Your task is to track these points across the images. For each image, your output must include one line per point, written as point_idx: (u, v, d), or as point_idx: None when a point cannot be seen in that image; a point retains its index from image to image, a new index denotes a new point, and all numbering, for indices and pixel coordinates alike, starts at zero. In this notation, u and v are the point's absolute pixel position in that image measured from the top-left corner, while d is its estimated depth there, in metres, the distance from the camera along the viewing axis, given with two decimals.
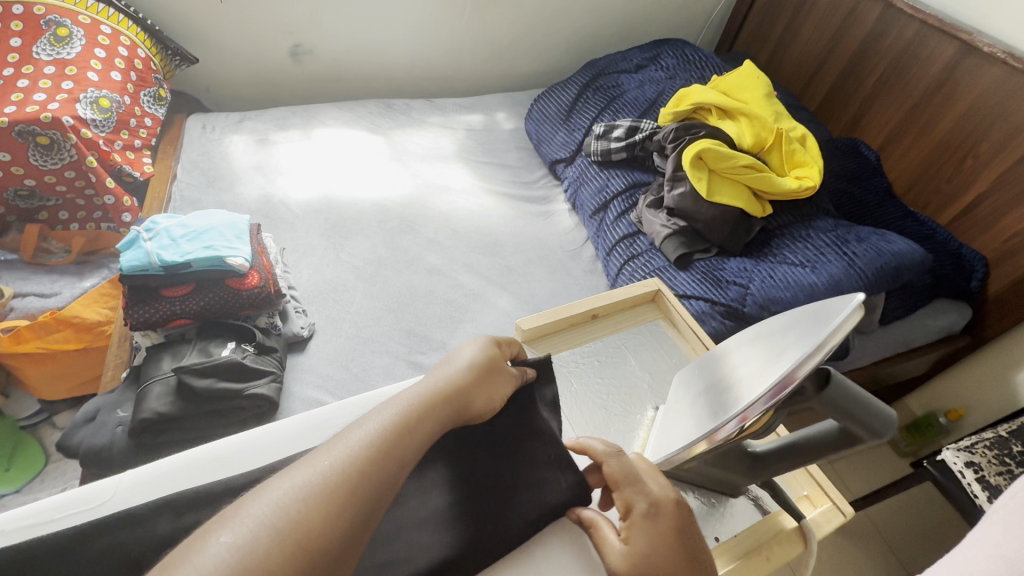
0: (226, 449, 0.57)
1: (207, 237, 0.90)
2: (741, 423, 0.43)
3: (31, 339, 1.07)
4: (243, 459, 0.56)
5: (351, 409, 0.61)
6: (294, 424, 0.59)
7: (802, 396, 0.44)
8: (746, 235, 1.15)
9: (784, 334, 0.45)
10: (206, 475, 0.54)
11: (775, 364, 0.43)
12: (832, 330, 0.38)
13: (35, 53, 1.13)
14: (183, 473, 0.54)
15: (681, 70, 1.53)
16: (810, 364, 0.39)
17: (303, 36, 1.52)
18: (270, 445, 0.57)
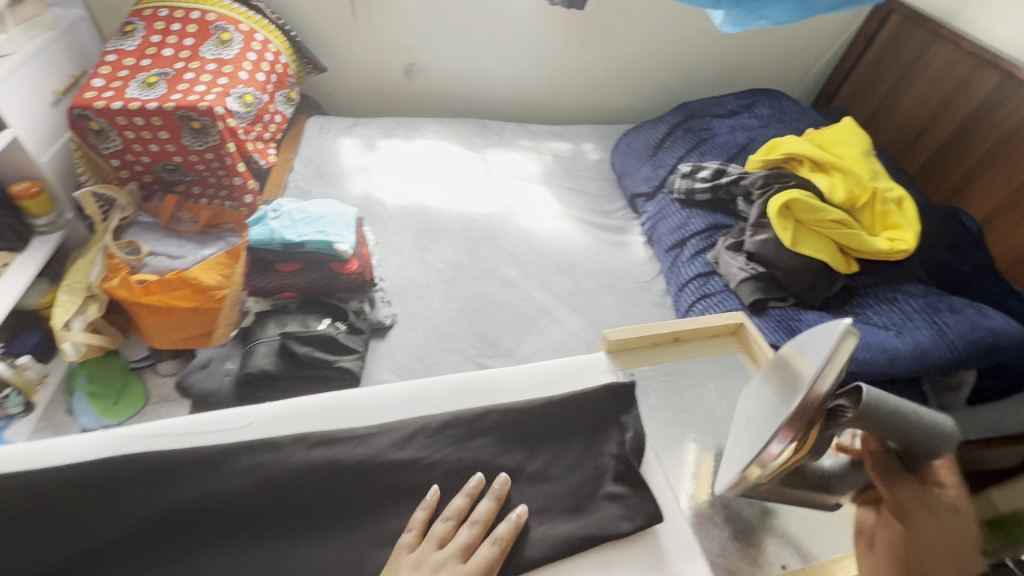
0: (349, 400, 0.73)
1: (321, 223, 1.00)
2: (782, 441, 0.57)
3: (158, 292, 1.23)
4: (359, 413, 0.72)
5: (448, 384, 0.76)
6: (396, 392, 0.75)
7: (841, 418, 0.61)
8: (827, 290, 1.13)
9: (791, 371, 0.63)
10: (330, 419, 0.71)
11: (794, 391, 0.60)
12: (821, 363, 0.57)
13: (202, 51, 1.32)
14: (312, 416, 0.71)
15: (776, 119, 1.53)
16: (819, 385, 0.56)
17: (418, 56, 1.68)
18: (378, 406, 0.73)
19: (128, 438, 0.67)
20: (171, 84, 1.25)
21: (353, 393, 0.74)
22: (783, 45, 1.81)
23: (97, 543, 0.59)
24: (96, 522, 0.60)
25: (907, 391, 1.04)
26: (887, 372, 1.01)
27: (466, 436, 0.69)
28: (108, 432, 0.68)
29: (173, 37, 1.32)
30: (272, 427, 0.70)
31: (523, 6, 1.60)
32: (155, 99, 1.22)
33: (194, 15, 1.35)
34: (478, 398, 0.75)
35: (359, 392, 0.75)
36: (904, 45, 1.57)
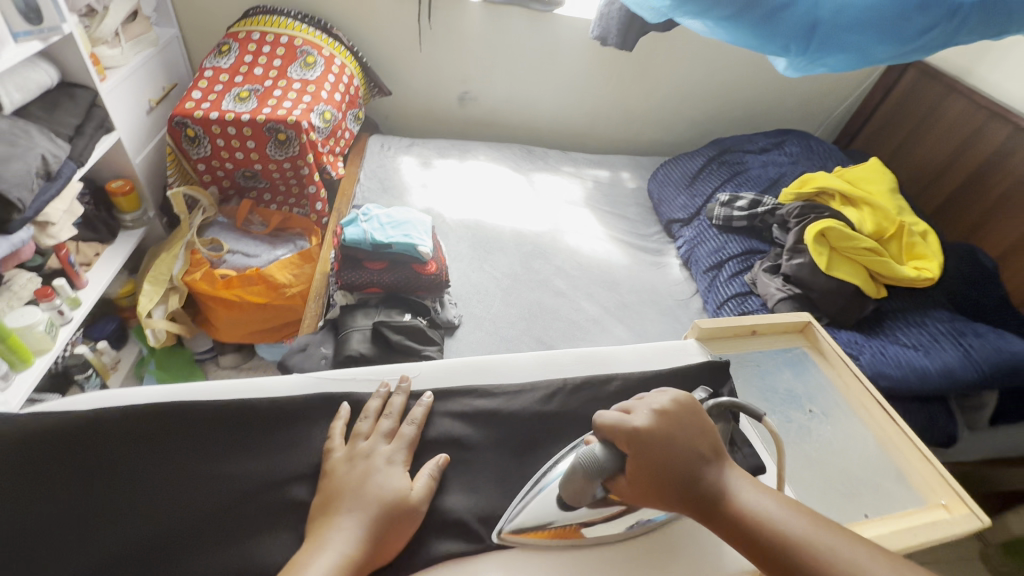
0: (475, 363, 0.71)
1: (406, 227, 1.10)
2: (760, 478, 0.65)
3: (237, 288, 1.33)
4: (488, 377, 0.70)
5: (577, 356, 0.73)
6: (534, 357, 0.72)
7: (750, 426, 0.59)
8: (858, 312, 1.22)
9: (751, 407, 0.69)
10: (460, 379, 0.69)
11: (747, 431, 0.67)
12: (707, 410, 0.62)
13: (289, 71, 1.45)
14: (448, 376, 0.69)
15: (805, 158, 1.66)
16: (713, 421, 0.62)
17: (473, 86, 1.82)
18: (524, 367, 0.71)
19: (330, 380, 0.67)
20: (262, 99, 1.37)
21: (499, 357, 0.72)
22: (808, 91, 1.96)
23: (311, 466, 0.59)
24: (283, 456, 0.59)
25: (935, 408, 1.12)
26: (916, 390, 1.10)
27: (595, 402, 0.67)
28: (308, 374, 0.68)
29: (264, 58, 1.46)
30: (440, 377, 0.69)
31: (573, 46, 1.75)
32: (248, 112, 1.34)
33: (283, 39, 1.49)
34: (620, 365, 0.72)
35: (516, 355, 0.73)
36: (921, 97, 1.72)
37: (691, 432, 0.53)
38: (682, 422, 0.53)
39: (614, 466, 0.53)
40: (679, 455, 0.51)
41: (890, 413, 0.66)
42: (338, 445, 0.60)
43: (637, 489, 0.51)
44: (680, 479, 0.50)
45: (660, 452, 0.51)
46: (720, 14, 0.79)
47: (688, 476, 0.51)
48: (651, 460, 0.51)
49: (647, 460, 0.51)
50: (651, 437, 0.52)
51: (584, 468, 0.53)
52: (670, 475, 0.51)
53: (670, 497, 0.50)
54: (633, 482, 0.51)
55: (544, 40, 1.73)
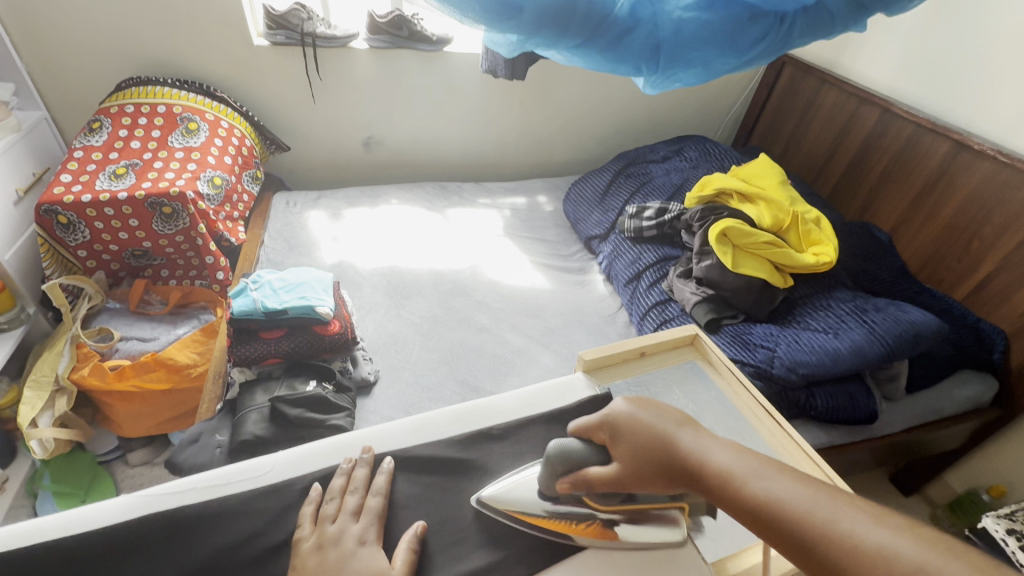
0: (350, 439, 0.66)
1: (302, 289, 1.05)
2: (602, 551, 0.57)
3: (132, 376, 1.22)
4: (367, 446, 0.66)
5: (450, 415, 0.70)
6: (405, 424, 0.69)
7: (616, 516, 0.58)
8: (770, 304, 1.25)
9: None
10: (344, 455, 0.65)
11: None
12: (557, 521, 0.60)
13: (170, 141, 1.38)
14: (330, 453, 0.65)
15: (704, 161, 1.72)
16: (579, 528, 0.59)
17: (375, 130, 1.80)
18: (389, 440, 0.67)
19: (154, 496, 0.59)
20: (141, 174, 1.30)
21: (367, 430, 0.68)
22: (701, 97, 2.06)
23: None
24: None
25: (853, 386, 1.16)
26: (832, 372, 1.12)
27: (489, 441, 0.67)
28: (131, 493, 0.60)
29: (141, 130, 1.38)
30: (294, 467, 0.63)
31: (467, 79, 1.76)
32: (125, 189, 1.25)
33: (160, 109, 1.42)
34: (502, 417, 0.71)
35: (388, 425, 0.69)
36: (800, 91, 1.82)
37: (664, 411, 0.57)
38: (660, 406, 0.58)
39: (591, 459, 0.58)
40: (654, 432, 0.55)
41: (778, 421, 0.66)
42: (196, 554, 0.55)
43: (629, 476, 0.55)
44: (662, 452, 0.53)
45: (637, 434, 0.56)
46: (569, 44, 0.79)
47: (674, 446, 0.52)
48: (631, 442, 0.56)
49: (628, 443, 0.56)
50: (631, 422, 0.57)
51: (554, 457, 0.59)
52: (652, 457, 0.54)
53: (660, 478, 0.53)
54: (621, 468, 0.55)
55: (438, 77, 1.73)
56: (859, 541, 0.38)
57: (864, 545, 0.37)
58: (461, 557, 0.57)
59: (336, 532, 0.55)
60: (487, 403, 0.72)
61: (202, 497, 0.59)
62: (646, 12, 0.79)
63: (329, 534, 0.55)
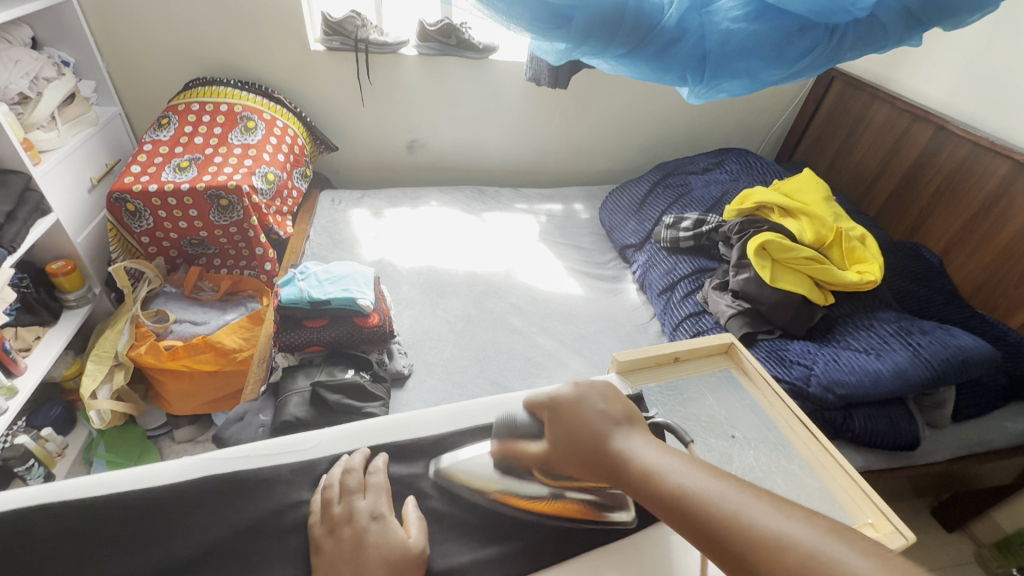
0: (390, 422, 0.69)
1: (345, 282, 1.10)
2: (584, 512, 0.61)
3: (184, 357, 1.30)
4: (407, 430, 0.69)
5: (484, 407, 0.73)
6: (441, 411, 0.71)
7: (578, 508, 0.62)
8: (808, 321, 1.23)
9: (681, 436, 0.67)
10: (386, 436, 0.68)
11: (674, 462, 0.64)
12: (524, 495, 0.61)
13: (230, 137, 1.47)
14: (372, 432, 0.68)
15: (745, 174, 1.70)
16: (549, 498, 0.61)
17: (419, 133, 1.86)
18: (425, 426, 0.69)
19: (213, 460, 0.63)
20: (202, 167, 1.38)
21: (403, 416, 0.71)
22: (744, 110, 2.03)
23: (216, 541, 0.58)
24: (180, 537, 0.57)
25: (893, 410, 1.12)
26: (872, 394, 1.09)
27: None
28: (192, 457, 0.64)
29: (204, 127, 1.48)
30: (340, 443, 0.67)
31: (511, 87, 1.80)
32: (187, 180, 1.34)
33: (222, 107, 1.52)
34: None
35: (424, 411, 0.71)
36: (849, 106, 1.78)
37: (606, 398, 0.58)
38: (604, 393, 0.58)
39: (531, 435, 0.62)
40: (590, 418, 0.56)
41: (812, 432, 0.66)
42: (242, 519, 0.59)
43: (552, 453, 0.57)
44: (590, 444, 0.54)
45: (571, 418, 0.57)
46: (616, 52, 0.81)
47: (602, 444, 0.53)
48: (566, 427, 0.57)
49: (560, 424, 0.57)
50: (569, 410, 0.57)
51: (502, 429, 0.65)
52: (575, 440, 0.55)
53: (581, 464, 0.54)
54: (550, 449, 0.57)
55: (483, 84, 1.78)
56: (763, 535, 0.39)
57: (767, 537, 0.39)
58: (489, 541, 0.59)
59: (375, 510, 0.58)
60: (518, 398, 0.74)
61: (251, 466, 0.63)
62: (692, 24, 0.80)
63: (370, 511, 0.57)
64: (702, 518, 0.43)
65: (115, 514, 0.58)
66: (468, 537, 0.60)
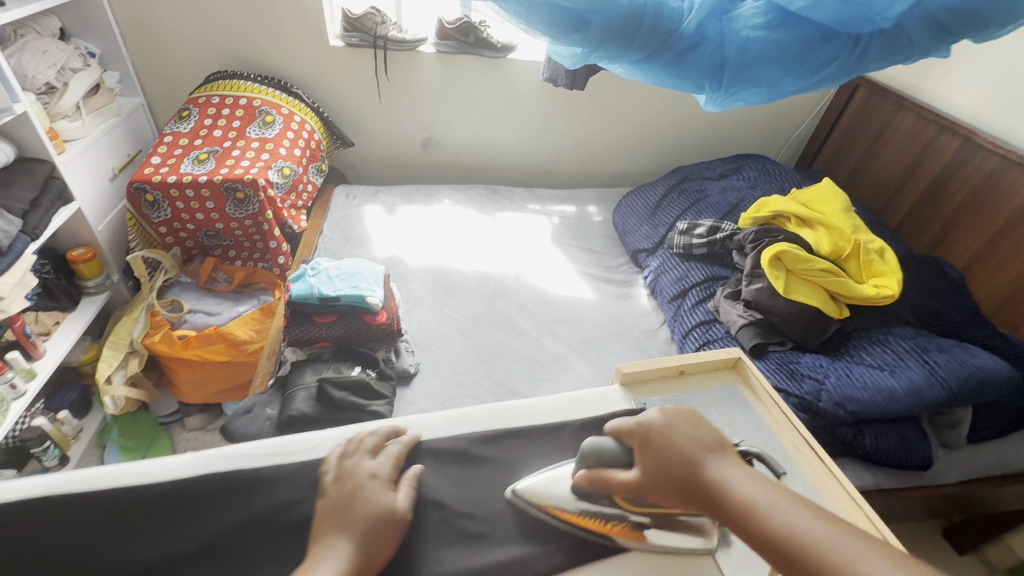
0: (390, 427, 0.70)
1: (355, 279, 1.11)
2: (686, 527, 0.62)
3: (196, 347, 1.32)
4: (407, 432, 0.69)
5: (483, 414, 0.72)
6: (443, 415, 0.71)
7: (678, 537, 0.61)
8: (821, 335, 1.20)
9: None
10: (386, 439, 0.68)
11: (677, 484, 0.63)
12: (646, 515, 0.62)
13: (248, 131, 1.49)
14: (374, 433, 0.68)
15: (762, 181, 1.67)
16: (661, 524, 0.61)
17: (435, 131, 1.86)
18: (427, 429, 0.69)
19: (215, 458, 0.64)
20: (220, 160, 1.40)
21: (404, 419, 0.71)
22: (764, 115, 1.99)
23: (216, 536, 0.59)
24: (182, 530, 0.58)
25: (906, 429, 1.10)
26: (884, 411, 1.07)
27: (519, 440, 0.69)
28: (195, 454, 0.65)
29: (223, 120, 1.50)
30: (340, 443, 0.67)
31: (527, 88, 1.79)
32: (205, 173, 1.36)
33: (241, 101, 1.53)
34: (531, 421, 0.72)
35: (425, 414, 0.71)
36: (873, 114, 1.74)
37: (694, 423, 0.57)
38: (689, 419, 0.58)
39: (621, 463, 0.59)
40: (682, 446, 0.55)
41: (818, 453, 0.64)
42: (242, 514, 0.60)
43: (648, 486, 0.55)
44: (676, 466, 0.54)
45: (662, 442, 0.56)
46: (632, 58, 0.80)
47: (686, 465, 0.53)
48: (655, 449, 0.56)
49: (652, 452, 0.56)
50: (657, 428, 0.58)
51: (588, 454, 0.61)
52: (670, 469, 0.54)
53: (677, 494, 0.53)
54: (643, 478, 0.56)
55: (500, 84, 1.77)
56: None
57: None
58: (483, 547, 0.59)
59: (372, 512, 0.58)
60: (520, 405, 0.74)
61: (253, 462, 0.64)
62: (713, 30, 0.79)
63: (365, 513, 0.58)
64: (800, 551, 0.42)
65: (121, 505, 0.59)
66: (463, 543, 0.60)
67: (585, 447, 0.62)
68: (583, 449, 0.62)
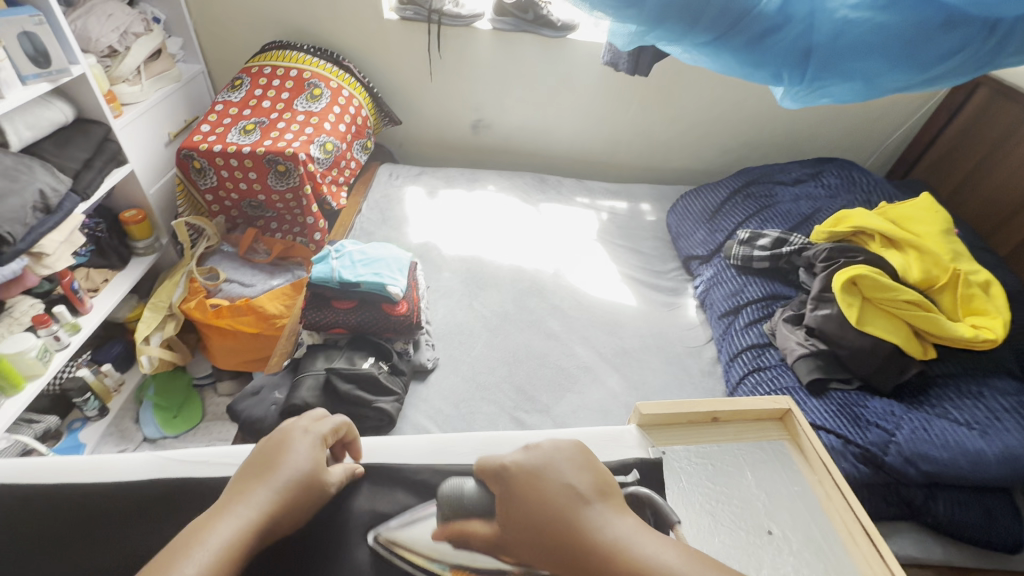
0: (378, 447, 0.63)
1: (378, 265, 1.06)
2: None
3: (227, 317, 1.34)
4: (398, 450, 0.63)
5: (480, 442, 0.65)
6: (426, 440, 0.65)
7: None
8: (897, 376, 1.04)
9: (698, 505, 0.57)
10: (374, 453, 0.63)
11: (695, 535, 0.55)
12: None
13: (296, 103, 1.47)
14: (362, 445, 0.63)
15: (845, 191, 1.47)
16: None
17: (485, 113, 1.78)
18: (406, 453, 0.64)
19: (174, 461, 0.61)
20: (265, 132, 1.39)
21: (388, 439, 0.65)
22: (856, 115, 1.75)
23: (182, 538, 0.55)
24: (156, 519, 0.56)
25: (990, 500, 0.94)
26: (966, 478, 0.91)
27: None
28: (154, 454, 0.62)
29: (274, 91, 1.49)
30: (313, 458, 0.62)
31: (587, 71, 1.67)
32: (249, 144, 1.36)
33: (292, 72, 1.52)
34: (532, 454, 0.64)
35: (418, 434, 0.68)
36: (994, 120, 1.48)
37: (575, 467, 0.49)
38: (566, 455, 0.49)
39: (479, 511, 0.52)
40: (552, 494, 0.46)
41: (877, 545, 0.52)
42: None
43: (508, 542, 0.48)
44: (547, 519, 0.45)
45: (526, 490, 0.48)
46: (696, 40, 0.69)
47: (565, 519, 0.45)
48: (520, 495, 0.48)
49: (513, 501, 0.48)
50: (529, 468, 0.49)
51: (447, 499, 0.54)
52: (536, 525, 0.46)
53: (540, 550, 0.46)
54: (501, 529, 0.49)
55: (558, 66, 1.66)
56: None
57: None
58: None
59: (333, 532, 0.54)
60: (517, 437, 0.66)
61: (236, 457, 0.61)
62: (801, 8, 0.65)
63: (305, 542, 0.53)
64: None
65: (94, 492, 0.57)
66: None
67: (442, 494, 0.55)
68: (440, 493, 0.55)
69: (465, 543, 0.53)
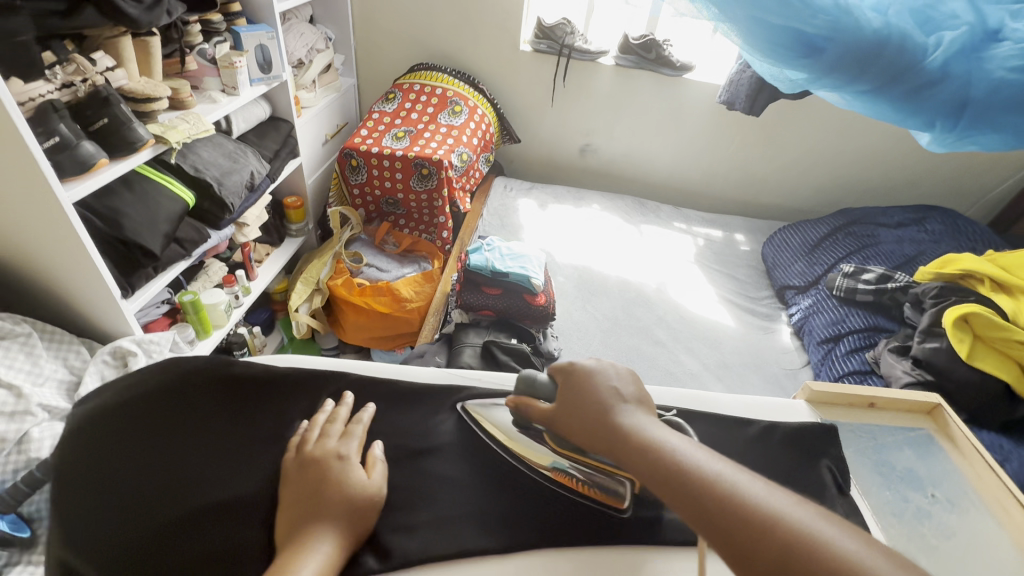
0: None
1: (522, 260, 1.21)
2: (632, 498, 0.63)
3: (369, 297, 1.52)
4: None
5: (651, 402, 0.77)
6: None
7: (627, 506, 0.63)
8: (1006, 415, 1.10)
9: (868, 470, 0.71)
10: None
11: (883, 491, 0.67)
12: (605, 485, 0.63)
13: (439, 117, 1.68)
14: None
15: (949, 237, 1.53)
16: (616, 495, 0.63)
17: (594, 139, 1.94)
18: None
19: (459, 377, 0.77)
20: (413, 139, 1.60)
21: None
22: (958, 166, 1.80)
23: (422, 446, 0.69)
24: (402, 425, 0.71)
25: None
26: None
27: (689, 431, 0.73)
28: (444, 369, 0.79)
29: (421, 105, 1.70)
30: None
31: (698, 108, 1.80)
32: (401, 148, 1.56)
33: (438, 91, 1.73)
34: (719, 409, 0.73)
35: None
36: None
37: (623, 380, 0.59)
38: (615, 372, 0.60)
39: (545, 397, 0.63)
40: (601, 393, 0.57)
41: None
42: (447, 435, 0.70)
43: (558, 415, 0.60)
44: (598, 411, 0.56)
45: (578, 385, 0.59)
46: (858, 88, 0.81)
47: (608, 409, 0.56)
48: (572, 389, 0.60)
49: (568, 394, 0.60)
50: (587, 370, 0.60)
51: (522, 383, 0.66)
52: (578, 406, 0.58)
53: (577, 431, 0.57)
54: (553, 410, 0.61)
55: (670, 101, 1.81)
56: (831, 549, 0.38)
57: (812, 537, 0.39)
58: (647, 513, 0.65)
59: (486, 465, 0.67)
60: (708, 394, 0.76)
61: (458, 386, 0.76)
62: (959, 68, 0.76)
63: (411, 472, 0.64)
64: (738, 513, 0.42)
65: (369, 393, 0.74)
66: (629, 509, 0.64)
67: (520, 375, 0.66)
68: (521, 374, 0.66)
69: (527, 409, 0.64)
